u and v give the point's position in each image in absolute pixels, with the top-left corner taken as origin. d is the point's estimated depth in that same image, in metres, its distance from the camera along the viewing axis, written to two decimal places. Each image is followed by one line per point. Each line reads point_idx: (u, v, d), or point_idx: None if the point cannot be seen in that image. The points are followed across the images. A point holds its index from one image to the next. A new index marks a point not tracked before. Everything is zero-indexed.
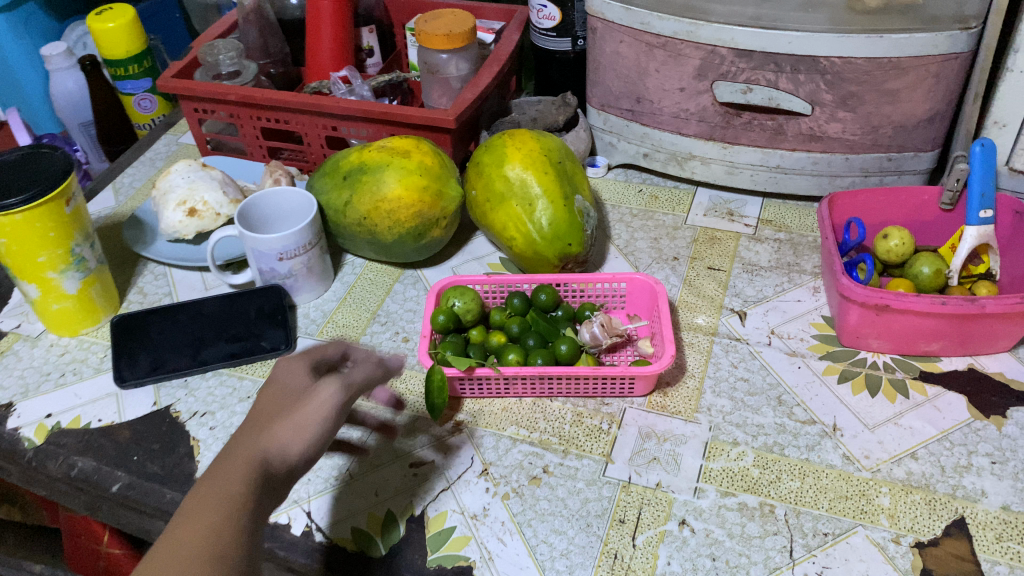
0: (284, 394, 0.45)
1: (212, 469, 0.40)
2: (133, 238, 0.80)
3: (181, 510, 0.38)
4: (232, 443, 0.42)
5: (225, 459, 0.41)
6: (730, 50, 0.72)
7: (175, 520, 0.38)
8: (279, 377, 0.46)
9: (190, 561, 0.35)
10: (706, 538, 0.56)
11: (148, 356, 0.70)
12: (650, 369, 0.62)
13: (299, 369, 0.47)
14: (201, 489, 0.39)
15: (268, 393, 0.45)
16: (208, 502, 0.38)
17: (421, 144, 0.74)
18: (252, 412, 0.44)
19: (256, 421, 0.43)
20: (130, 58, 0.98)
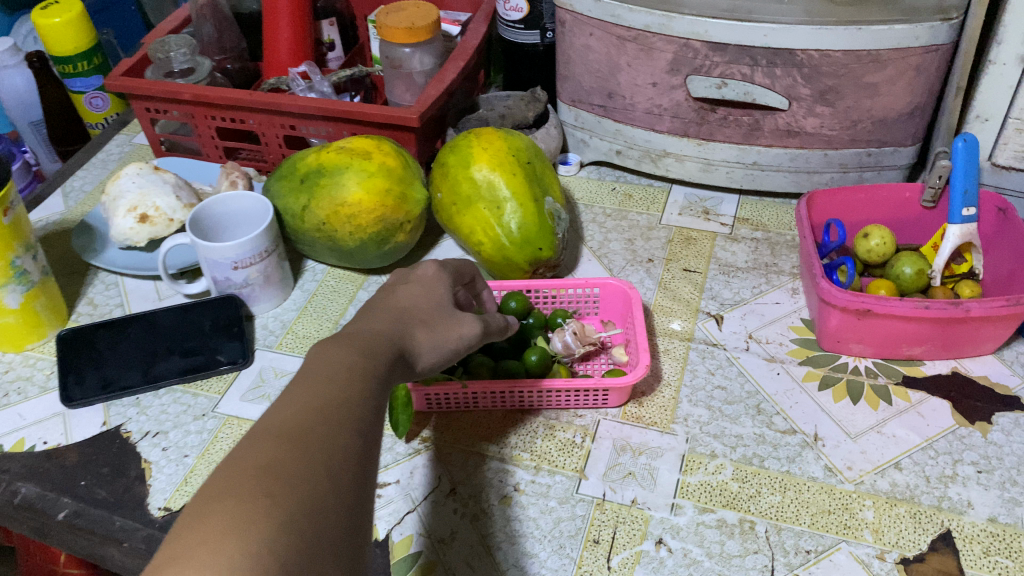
0: (419, 297, 0.47)
1: (343, 340, 0.40)
2: (82, 245, 0.76)
3: (317, 365, 0.38)
4: (366, 322, 0.43)
5: (357, 334, 0.41)
6: (704, 43, 0.69)
7: (306, 375, 0.37)
8: (416, 281, 0.49)
9: (341, 421, 0.35)
10: (684, 558, 0.54)
11: (97, 373, 0.67)
12: (625, 380, 0.59)
13: (434, 279, 0.49)
14: (337, 355, 0.38)
15: (398, 293, 0.47)
16: (352, 371, 0.38)
17: (382, 144, 0.71)
18: (381, 304, 0.46)
19: (394, 313, 0.45)
20: (79, 54, 0.93)
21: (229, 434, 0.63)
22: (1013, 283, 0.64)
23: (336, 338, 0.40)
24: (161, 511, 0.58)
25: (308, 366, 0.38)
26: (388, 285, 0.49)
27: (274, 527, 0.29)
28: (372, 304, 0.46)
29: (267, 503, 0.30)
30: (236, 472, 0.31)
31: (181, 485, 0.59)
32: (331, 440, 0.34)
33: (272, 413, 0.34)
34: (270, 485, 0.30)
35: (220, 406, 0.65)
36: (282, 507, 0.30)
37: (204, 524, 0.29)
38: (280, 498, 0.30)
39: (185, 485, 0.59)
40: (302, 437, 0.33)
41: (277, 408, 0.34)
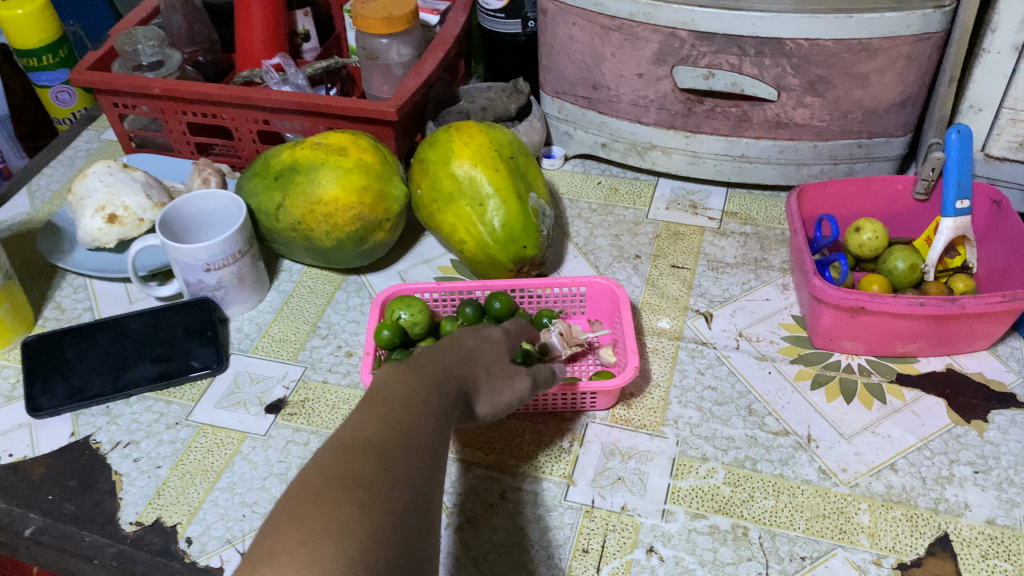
0: (485, 342, 0.49)
1: (414, 370, 0.42)
2: (48, 247, 0.73)
3: (394, 390, 0.39)
4: (436, 356, 0.45)
5: (429, 366, 0.43)
6: (690, 33, 0.67)
7: (381, 398, 0.39)
8: (482, 333, 0.50)
9: (417, 447, 0.37)
10: (676, 566, 0.52)
11: (65, 381, 0.64)
12: (613, 383, 0.57)
13: (497, 339, 0.50)
14: (411, 385, 0.40)
15: (465, 343, 0.48)
16: (427, 403, 0.40)
17: (359, 139, 0.68)
18: (451, 342, 0.48)
19: (462, 353, 0.47)
20: (43, 47, 0.90)
21: (204, 443, 0.61)
22: (1009, 277, 0.63)
23: (408, 367, 0.42)
24: (132, 526, 0.55)
25: (382, 391, 0.39)
26: (456, 332, 0.50)
27: (363, 538, 0.31)
28: (442, 344, 0.47)
29: (355, 513, 0.31)
30: (326, 479, 0.32)
31: (154, 498, 0.57)
32: (409, 463, 0.35)
33: (352, 428, 0.36)
34: (359, 496, 0.32)
35: (194, 415, 0.63)
36: (370, 522, 0.32)
37: (298, 524, 0.30)
38: (369, 510, 0.32)
39: (157, 498, 0.57)
40: (386, 457, 0.35)
41: (357, 425, 0.36)
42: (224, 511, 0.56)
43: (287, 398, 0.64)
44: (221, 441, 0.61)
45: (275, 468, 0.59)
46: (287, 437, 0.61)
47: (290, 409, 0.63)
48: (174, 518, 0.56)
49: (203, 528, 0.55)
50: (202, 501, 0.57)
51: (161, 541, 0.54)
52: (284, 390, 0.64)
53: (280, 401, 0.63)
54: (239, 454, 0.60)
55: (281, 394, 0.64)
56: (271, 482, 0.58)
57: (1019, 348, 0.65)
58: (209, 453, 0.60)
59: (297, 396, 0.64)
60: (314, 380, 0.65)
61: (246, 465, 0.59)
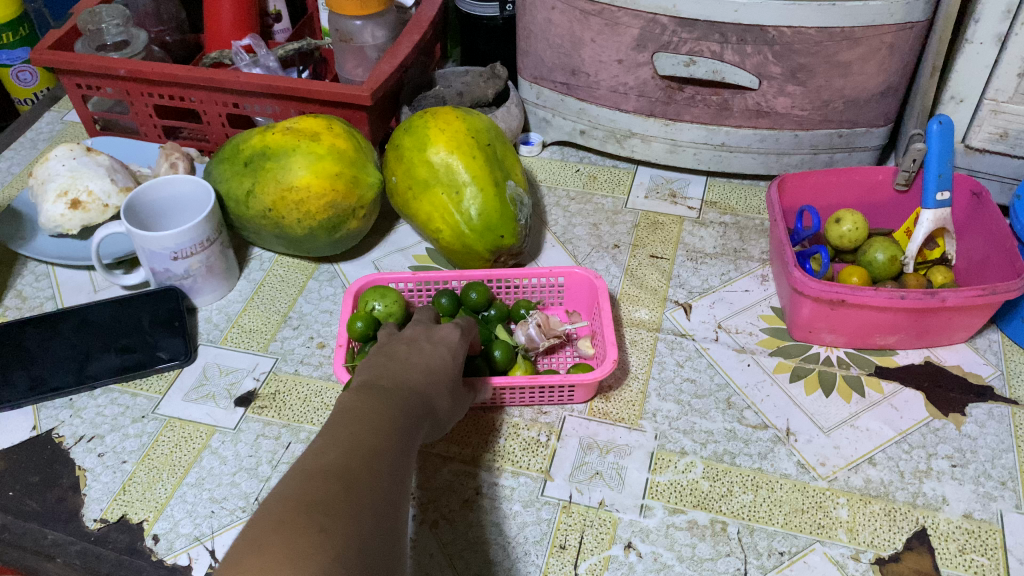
0: (446, 357, 0.48)
1: (376, 394, 0.41)
2: (9, 233, 0.71)
3: (354, 415, 0.39)
4: (398, 376, 0.44)
5: (391, 389, 0.42)
6: (671, 19, 0.66)
7: (343, 422, 0.38)
8: (437, 338, 0.50)
9: (382, 469, 0.36)
10: (654, 562, 0.51)
11: (26, 372, 0.61)
12: (591, 376, 0.55)
13: (453, 344, 0.50)
14: (374, 408, 0.40)
15: (420, 350, 0.48)
16: (388, 426, 0.39)
17: (333, 125, 0.66)
18: (408, 359, 0.47)
19: (423, 369, 0.46)
20: (3, 25, 0.87)
21: (171, 437, 0.59)
22: (987, 270, 0.62)
23: (370, 391, 0.41)
24: (97, 523, 0.54)
25: (344, 416, 0.38)
26: (409, 339, 0.49)
27: (326, 563, 0.30)
28: (396, 357, 0.46)
29: (320, 537, 0.30)
30: (292, 504, 0.31)
31: (119, 494, 0.55)
32: (374, 487, 0.35)
33: (316, 453, 0.35)
34: (322, 521, 0.31)
35: (161, 408, 0.61)
36: (333, 546, 0.30)
37: (261, 551, 0.29)
38: (332, 534, 0.31)
39: (123, 494, 0.55)
40: (352, 480, 0.34)
41: (320, 451, 0.35)
42: (192, 507, 0.55)
43: (258, 390, 0.62)
44: (190, 435, 0.59)
45: (246, 463, 0.57)
46: (257, 431, 0.59)
47: (260, 402, 0.61)
48: (140, 515, 0.54)
49: (170, 525, 0.54)
50: (170, 496, 0.55)
51: (126, 538, 0.53)
52: (254, 381, 0.63)
53: (250, 393, 0.62)
54: (208, 448, 0.58)
55: (251, 386, 0.62)
56: (240, 478, 0.56)
57: (996, 340, 0.65)
58: (177, 447, 0.58)
59: (267, 388, 0.62)
60: (286, 371, 0.64)
61: (215, 459, 0.57)
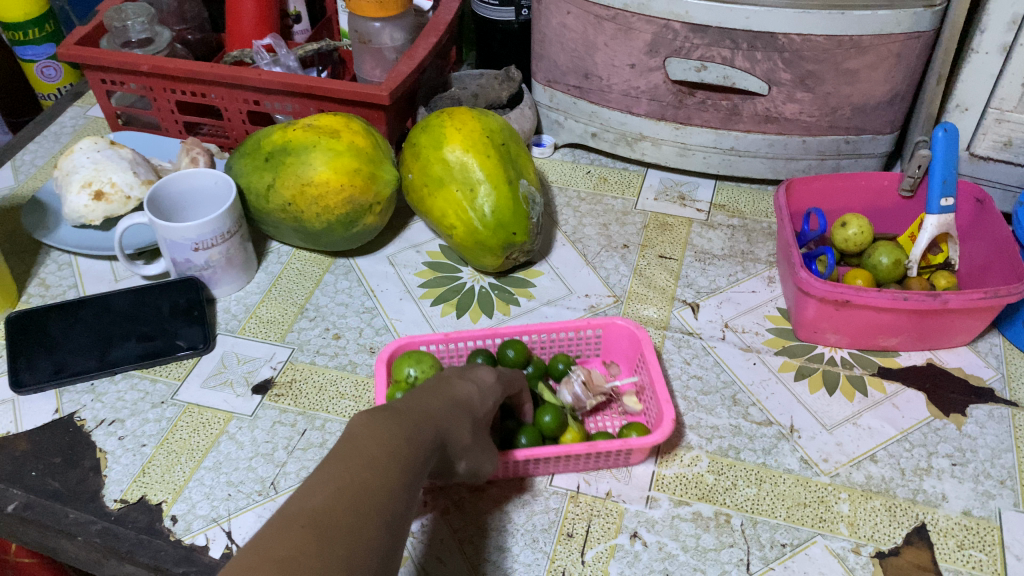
0: (472, 392, 0.47)
1: (387, 420, 0.39)
2: (32, 223, 0.72)
3: (357, 443, 0.37)
4: (417, 403, 0.42)
5: (406, 417, 0.40)
6: (684, 25, 0.67)
7: (343, 453, 0.36)
8: (471, 376, 0.48)
9: (369, 513, 0.34)
10: (659, 552, 0.53)
11: (49, 358, 0.63)
12: (651, 439, 0.52)
13: (487, 385, 0.49)
14: (381, 436, 0.38)
15: (451, 384, 0.46)
16: (391, 460, 0.37)
17: (352, 123, 0.68)
18: (433, 388, 0.45)
19: (446, 400, 0.44)
20: (30, 20, 0.89)
21: (189, 423, 0.60)
22: (989, 274, 0.64)
23: (383, 415, 0.39)
24: (117, 503, 0.55)
25: (346, 444, 0.37)
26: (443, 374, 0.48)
27: None
28: (424, 387, 0.45)
29: None
30: (256, 560, 0.30)
31: (139, 476, 0.57)
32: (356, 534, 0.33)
33: (302, 494, 0.33)
34: None
35: (180, 394, 0.62)
36: None
37: None
38: None
39: (143, 476, 0.57)
40: (328, 527, 0.32)
41: (307, 490, 0.33)
42: (210, 490, 0.56)
43: (274, 378, 0.64)
44: (208, 421, 0.60)
45: (262, 448, 0.59)
46: (273, 418, 0.61)
47: (277, 390, 0.63)
48: (160, 496, 0.56)
49: (188, 506, 0.55)
50: (188, 479, 0.57)
51: (146, 519, 0.54)
52: (271, 370, 0.64)
53: (267, 381, 0.63)
54: (225, 434, 0.60)
55: (268, 375, 0.64)
56: (257, 462, 0.58)
57: (998, 344, 0.66)
58: (195, 432, 0.60)
59: (284, 377, 0.64)
60: (302, 361, 0.65)
61: (232, 444, 0.59)
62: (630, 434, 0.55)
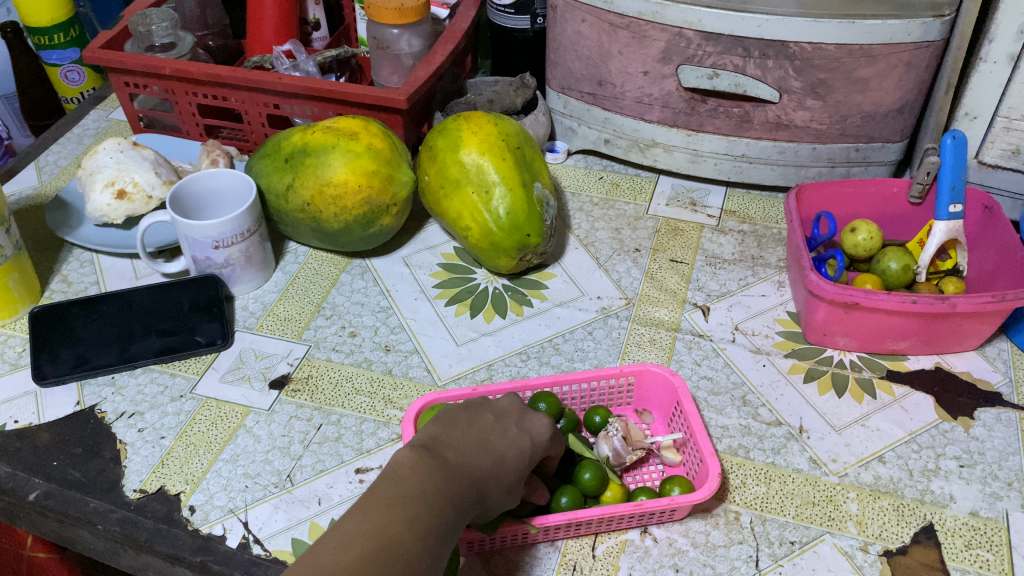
0: (524, 444, 0.46)
1: (435, 473, 0.40)
2: (56, 221, 0.74)
3: (399, 495, 0.38)
4: (469, 452, 0.43)
5: (453, 474, 0.41)
6: (696, 33, 0.69)
7: (386, 505, 0.37)
8: (527, 426, 0.46)
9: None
10: (669, 547, 0.53)
11: (70, 352, 0.65)
12: (697, 497, 0.51)
13: (540, 438, 0.47)
14: (426, 492, 0.39)
15: (505, 433, 0.45)
16: (429, 523, 0.38)
17: (370, 125, 0.69)
18: (491, 432, 0.45)
19: (494, 454, 0.44)
20: (55, 26, 0.91)
21: (208, 416, 0.61)
22: (997, 280, 0.65)
23: (430, 468, 0.40)
24: (137, 493, 0.56)
25: (391, 496, 0.38)
26: (500, 413, 0.47)
27: None
28: (476, 430, 0.44)
29: None
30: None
31: (158, 467, 0.58)
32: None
33: (338, 547, 0.35)
34: None
35: (199, 388, 0.63)
36: None
37: None
38: None
39: (162, 467, 0.58)
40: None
41: (343, 543, 0.35)
42: (227, 481, 0.57)
43: (291, 374, 0.65)
44: (226, 414, 0.62)
45: (279, 442, 0.60)
46: (290, 412, 0.62)
47: (294, 385, 0.64)
48: (178, 487, 0.57)
49: (206, 497, 0.56)
50: (206, 471, 0.58)
51: (165, 508, 0.55)
52: (288, 366, 0.65)
53: (284, 377, 0.65)
54: (243, 427, 0.61)
55: (285, 370, 0.65)
56: (274, 455, 0.59)
57: (1005, 349, 0.67)
58: (213, 425, 0.61)
59: (301, 372, 0.65)
60: (319, 358, 0.66)
61: (249, 437, 0.60)
62: (674, 491, 0.53)
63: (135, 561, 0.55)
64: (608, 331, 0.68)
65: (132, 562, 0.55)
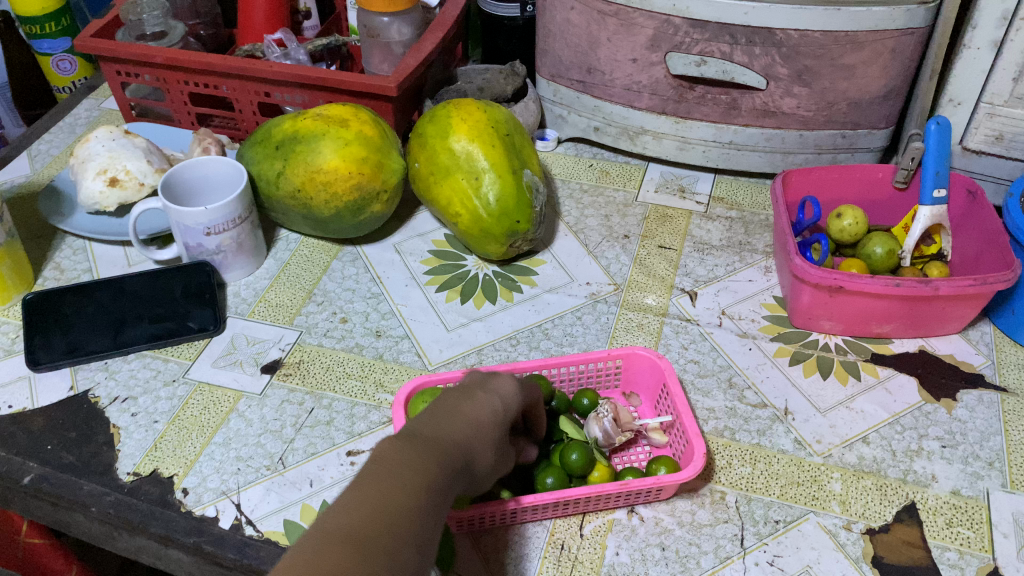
0: (493, 406, 0.44)
1: (414, 442, 0.39)
2: (49, 209, 0.75)
3: (383, 463, 0.37)
4: (443, 422, 0.41)
5: (439, 436, 0.40)
6: (684, 20, 0.69)
7: (374, 473, 0.36)
8: (492, 387, 0.46)
9: (404, 535, 0.34)
10: (656, 526, 0.54)
11: (64, 337, 0.65)
12: (682, 477, 0.51)
13: (509, 397, 0.46)
14: (409, 457, 0.37)
15: (474, 397, 0.44)
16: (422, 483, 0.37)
17: (361, 113, 0.70)
18: (455, 397, 0.44)
19: (470, 420, 0.43)
20: (46, 15, 0.91)
21: (200, 400, 0.62)
22: (980, 263, 0.65)
23: (409, 437, 0.39)
24: (130, 477, 0.57)
25: (375, 464, 0.37)
26: (462, 385, 0.45)
27: None
28: (446, 401, 0.43)
29: None
30: None
31: (151, 451, 0.59)
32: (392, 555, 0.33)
33: (336, 514, 0.33)
34: None
35: (191, 372, 0.64)
36: None
37: None
38: None
39: (155, 451, 0.59)
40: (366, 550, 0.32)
41: (341, 510, 0.33)
42: (219, 464, 0.58)
43: (283, 359, 0.65)
44: (218, 399, 0.62)
45: (271, 425, 0.60)
46: (282, 396, 0.62)
47: (285, 370, 0.65)
48: (171, 470, 0.57)
49: (199, 480, 0.57)
50: (199, 454, 0.58)
51: (158, 491, 0.56)
52: (280, 351, 0.66)
53: (276, 361, 0.65)
54: (235, 411, 0.61)
55: (277, 355, 0.66)
56: (266, 439, 0.59)
57: (988, 333, 0.68)
58: (206, 409, 0.61)
59: (292, 357, 0.65)
60: (310, 343, 0.67)
61: (241, 421, 0.61)
62: (660, 470, 0.54)
63: (129, 544, 0.56)
64: (597, 316, 0.69)
65: (125, 546, 0.56)
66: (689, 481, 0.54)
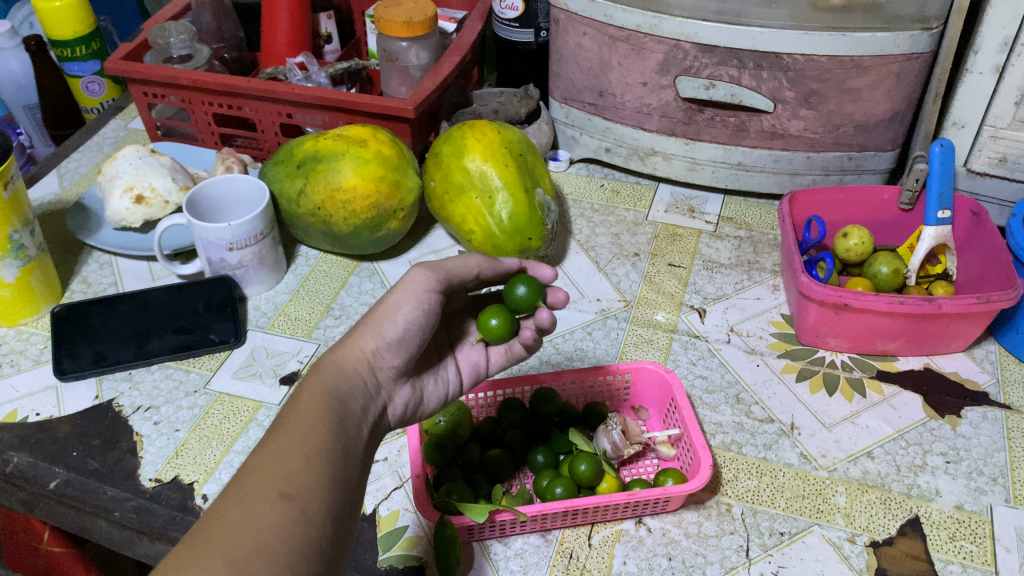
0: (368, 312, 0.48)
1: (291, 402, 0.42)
2: (78, 225, 0.77)
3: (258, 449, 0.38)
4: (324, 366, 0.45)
5: (303, 397, 0.41)
6: (694, 45, 0.71)
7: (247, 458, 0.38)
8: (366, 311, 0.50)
9: (263, 502, 0.35)
10: (663, 537, 0.55)
11: (91, 349, 0.67)
12: (687, 488, 0.53)
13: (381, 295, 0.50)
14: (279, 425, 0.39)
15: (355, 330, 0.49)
16: (281, 435, 0.38)
17: (379, 134, 0.72)
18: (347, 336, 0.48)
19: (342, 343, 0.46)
20: (77, 39, 0.95)
21: (221, 410, 0.64)
22: (984, 283, 0.67)
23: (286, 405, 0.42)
24: (151, 483, 0.59)
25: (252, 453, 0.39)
26: None
27: None
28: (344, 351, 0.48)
29: None
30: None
31: (172, 458, 0.60)
32: (247, 527, 0.33)
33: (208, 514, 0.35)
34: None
35: (212, 383, 0.66)
36: None
37: None
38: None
39: (176, 458, 0.60)
40: (215, 537, 0.33)
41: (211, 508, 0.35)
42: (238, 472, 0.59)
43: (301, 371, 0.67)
44: (238, 409, 0.64)
45: None
46: None
47: None
48: (192, 476, 0.59)
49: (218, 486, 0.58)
50: (218, 461, 0.60)
51: (178, 496, 0.58)
52: (298, 363, 0.68)
53: (294, 373, 0.67)
54: (254, 420, 0.63)
55: (295, 367, 0.68)
56: None
57: (993, 351, 0.69)
58: (226, 419, 0.63)
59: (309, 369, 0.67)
60: None
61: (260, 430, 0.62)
62: (668, 482, 0.55)
63: (150, 549, 0.58)
64: (608, 332, 0.71)
65: (147, 550, 0.58)
66: (696, 493, 0.55)
